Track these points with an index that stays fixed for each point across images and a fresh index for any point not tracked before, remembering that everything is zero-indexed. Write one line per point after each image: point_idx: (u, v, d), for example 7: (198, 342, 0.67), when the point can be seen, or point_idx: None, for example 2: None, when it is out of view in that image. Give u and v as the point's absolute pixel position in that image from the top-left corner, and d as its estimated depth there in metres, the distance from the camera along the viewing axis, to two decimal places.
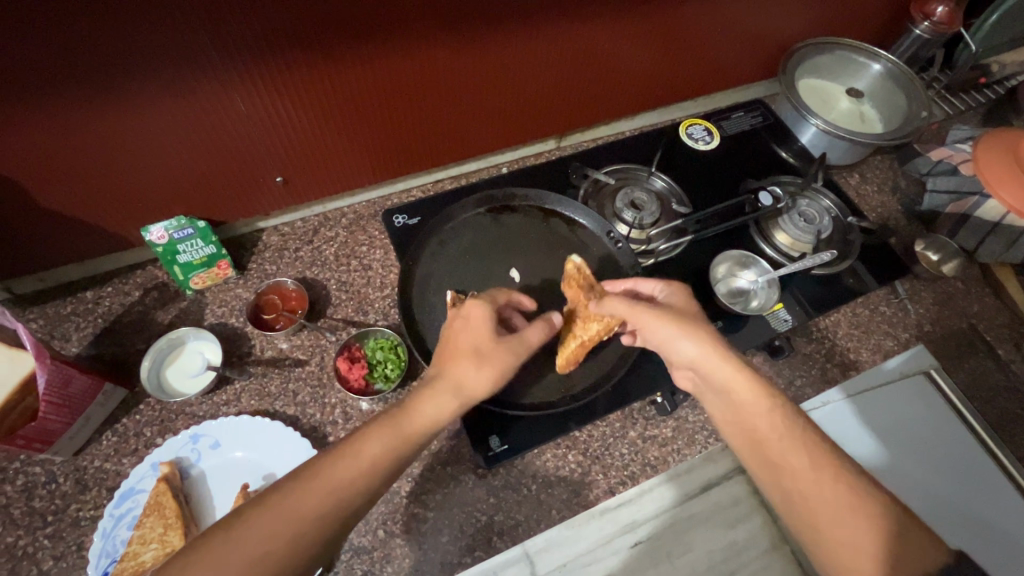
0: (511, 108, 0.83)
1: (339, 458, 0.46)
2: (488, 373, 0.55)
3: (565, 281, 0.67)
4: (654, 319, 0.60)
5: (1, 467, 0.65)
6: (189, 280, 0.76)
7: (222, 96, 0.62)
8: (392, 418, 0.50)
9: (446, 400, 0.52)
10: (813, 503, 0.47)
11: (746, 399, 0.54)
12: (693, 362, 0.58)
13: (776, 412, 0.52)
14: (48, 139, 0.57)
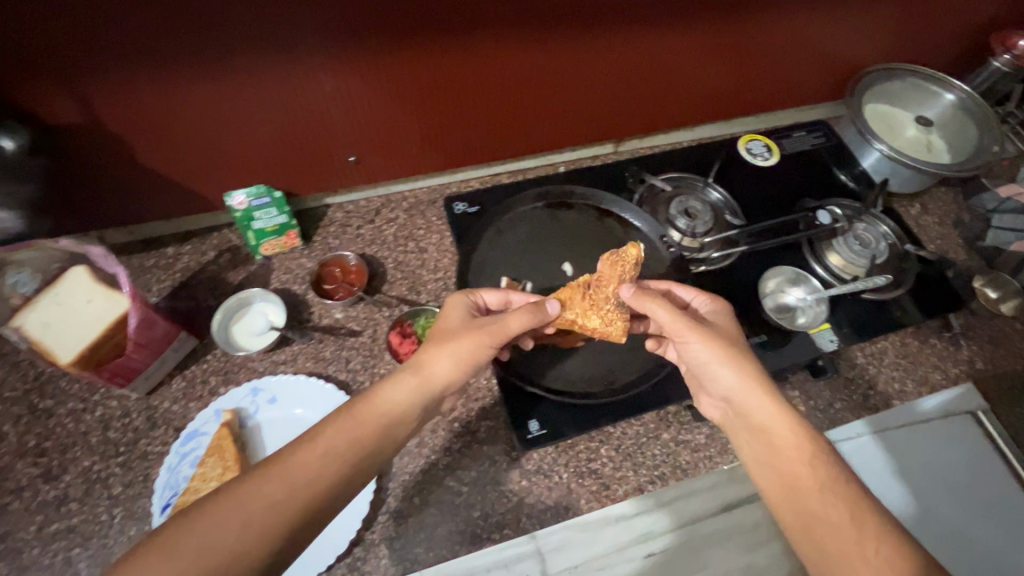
0: (575, 109, 0.85)
1: (300, 444, 0.49)
2: (447, 358, 0.58)
3: (616, 260, 0.64)
4: (692, 340, 0.60)
5: (85, 398, 0.72)
6: (260, 246, 0.82)
7: (313, 76, 0.66)
8: (355, 403, 0.54)
9: (404, 384, 0.56)
10: (829, 526, 0.48)
11: (785, 439, 0.53)
12: (731, 392, 0.58)
13: (817, 457, 0.51)
14: (158, 102, 0.63)
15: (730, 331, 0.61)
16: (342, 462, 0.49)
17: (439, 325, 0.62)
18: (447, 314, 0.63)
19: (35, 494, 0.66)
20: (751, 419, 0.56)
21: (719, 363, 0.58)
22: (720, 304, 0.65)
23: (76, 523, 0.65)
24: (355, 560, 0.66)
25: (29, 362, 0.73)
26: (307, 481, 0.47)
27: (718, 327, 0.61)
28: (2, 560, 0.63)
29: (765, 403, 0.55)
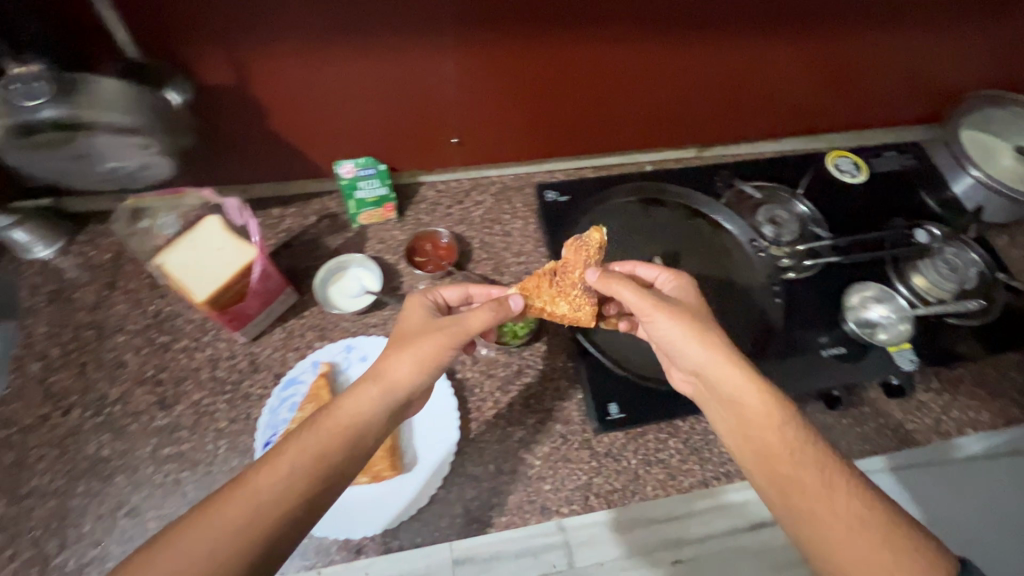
0: (668, 109, 0.88)
1: (261, 467, 0.50)
2: (407, 366, 0.58)
3: (584, 245, 0.68)
4: (660, 325, 0.60)
5: (198, 337, 0.78)
6: (359, 215, 0.87)
7: (437, 58, 0.71)
8: (316, 416, 0.55)
9: (366, 393, 0.56)
10: (805, 493, 0.50)
11: (756, 413, 0.55)
12: (700, 369, 0.59)
13: (790, 425, 0.54)
14: (299, 73, 0.68)
15: (691, 305, 0.62)
16: (307, 470, 0.51)
17: (397, 331, 0.62)
18: (404, 322, 0.63)
19: (151, 418, 0.73)
20: (722, 391, 0.57)
21: (686, 339, 0.59)
22: (682, 278, 0.66)
23: (186, 449, 0.71)
24: (432, 516, 0.69)
25: (149, 301, 0.80)
26: (273, 492, 0.49)
27: (681, 305, 0.62)
28: (121, 473, 0.69)
29: (732, 373, 0.57)
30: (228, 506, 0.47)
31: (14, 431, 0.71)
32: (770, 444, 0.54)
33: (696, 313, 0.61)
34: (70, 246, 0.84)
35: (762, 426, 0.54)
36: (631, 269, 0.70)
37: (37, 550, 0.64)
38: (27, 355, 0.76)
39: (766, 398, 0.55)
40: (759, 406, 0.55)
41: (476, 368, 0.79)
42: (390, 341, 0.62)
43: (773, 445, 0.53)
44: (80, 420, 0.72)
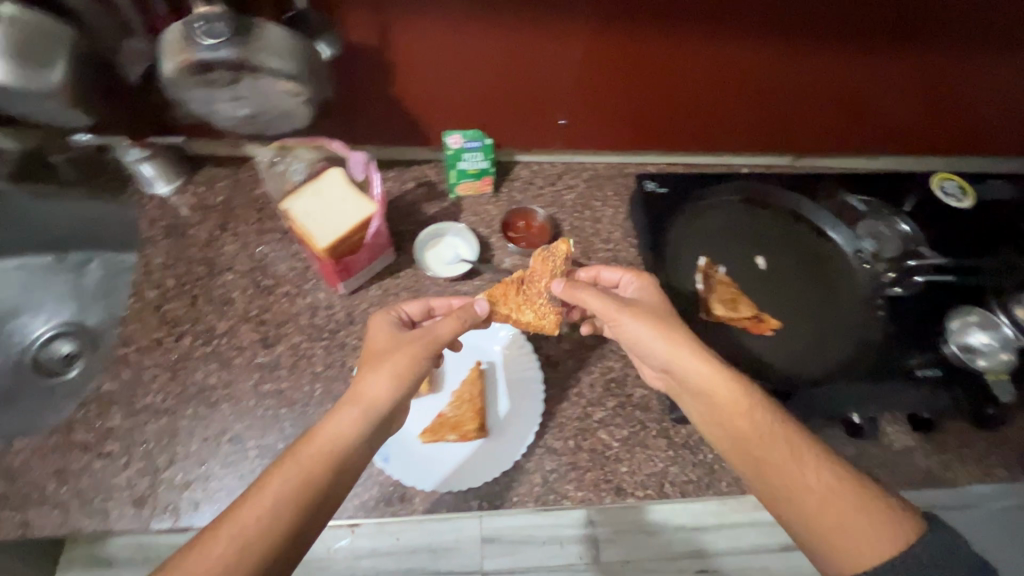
0: (775, 113, 0.88)
1: (245, 501, 0.51)
2: (387, 380, 0.59)
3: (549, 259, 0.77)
4: (628, 324, 0.63)
5: (300, 284, 0.82)
6: (457, 185, 0.89)
7: (568, 39, 0.73)
8: (298, 442, 0.55)
9: (348, 415, 0.57)
10: (781, 467, 0.53)
11: (724, 401, 0.58)
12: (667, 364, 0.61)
13: (757, 409, 0.57)
14: (438, 41, 0.71)
15: (659, 302, 0.66)
16: (297, 487, 0.52)
17: (368, 350, 0.63)
18: (372, 340, 0.64)
19: (254, 354, 0.76)
20: (692, 385, 0.60)
21: (652, 336, 0.61)
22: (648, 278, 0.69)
23: (285, 387, 0.74)
24: (511, 481, 0.71)
25: (255, 245, 0.84)
26: (264, 516, 0.50)
27: (647, 308, 0.65)
28: (226, 402, 0.73)
29: (698, 366, 0.59)
30: (222, 532, 0.49)
31: (132, 350, 0.76)
32: (752, 434, 0.55)
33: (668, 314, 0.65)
34: (186, 185, 0.88)
35: (737, 418, 0.56)
36: (595, 274, 0.74)
37: (149, 461, 0.69)
38: (144, 282, 0.81)
39: (734, 387, 0.58)
40: (733, 395, 0.57)
41: (560, 346, 0.80)
42: (362, 361, 0.63)
43: (749, 430, 0.56)
44: (190, 348, 0.76)
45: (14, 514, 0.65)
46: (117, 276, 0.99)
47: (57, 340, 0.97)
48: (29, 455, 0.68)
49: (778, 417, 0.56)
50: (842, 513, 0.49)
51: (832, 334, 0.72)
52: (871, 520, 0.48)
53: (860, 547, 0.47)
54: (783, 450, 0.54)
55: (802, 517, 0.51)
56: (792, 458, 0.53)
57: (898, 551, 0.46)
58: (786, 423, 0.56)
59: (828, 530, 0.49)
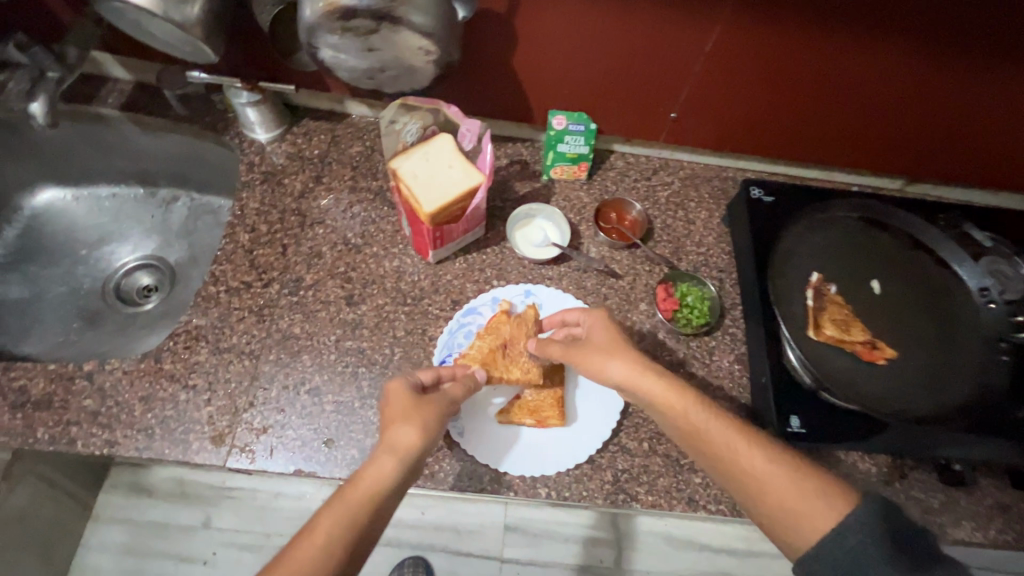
0: (898, 134, 0.83)
1: (295, 548, 0.48)
2: (411, 426, 0.58)
3: (518, 320, 0.74)
4: (582, 355, 0.67)
5: (388, 247, 0.81)
6: (552, 167, 0.86)
7: (703, 31, 0.70)
8: (341, 490, 0.53)
9: (384, 461, 0.56)
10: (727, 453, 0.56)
11: (665, 401, 0.61)
12: (621, 382, 0.64)
13: (692, 406, 0.60)
14: (571, 15, 0.69)
15: (614, 335, 0.68)
16: (346, 529, 0.50)
17: (390, 409, 0.60)
18: (390, 399, 0.61)
19: (338, 310, 0.76)
20: (651, 404, 0.62)
21: (614, 363, 0.65)
22: (603, 313, 0.70)
23: (366, 347, 0.74)
24: (582, 475, 0.69)
25: (347, 203, 0.84)
26: (314, 559, 0.48)
27: (607, 347, 0.67)
28: (307, 353, 0.73)
29: (652, 383, 0.62)
30: None
31: (223, 290, 0.77)
32: (706, 432, 0.58)
33: (630, 348, 0.66)
34: (285, 134, 0.89)
35: (690, 425, 0.59)
36: (559, 320, 0.74)
37: (231, 401, 0.70)
38: (238, 225, 0.81)
39: (682, 391, 0.61)
40: (683, 398, 0.61)
41: (641, 344, 0.78)
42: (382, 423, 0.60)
43: (695, 422, 0.59)
44: (277, 295, 0.77)
45: (102, 432, 0.67)
46: (201, 218, 1.01)
47: (138, 272, 0.99)
48: (121, 377, 0.70)
49: (725, 416, 0.59)
50: (790, 491, 0.52)
51: (946, 376, 0.67)
52: (814, 495, 0.51)
53: (806, 522, 0.50)
54: (730, 440, 0.57)
55: (757, 500, 0.53)
56: (739, 448, 0.56)
57: (838, 521, 0.49)
58: (739, 423, 0.59)
59: (777, 507, 0.52)
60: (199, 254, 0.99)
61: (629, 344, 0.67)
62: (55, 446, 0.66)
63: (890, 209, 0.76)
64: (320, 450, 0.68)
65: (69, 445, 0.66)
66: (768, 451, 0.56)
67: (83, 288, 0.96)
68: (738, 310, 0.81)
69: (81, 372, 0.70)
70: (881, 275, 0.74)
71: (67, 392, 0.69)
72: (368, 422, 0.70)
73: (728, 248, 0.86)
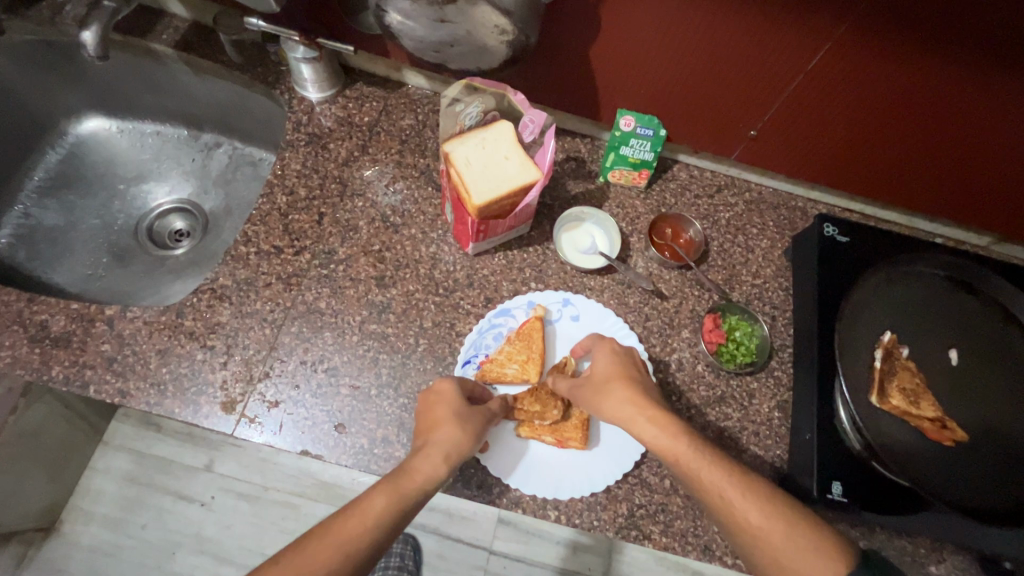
0: (1001, 193, 0.75)
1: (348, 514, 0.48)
2: (460, 430, 0.57)
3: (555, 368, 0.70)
4: (597, 390, 0.62)
5: (426, 231, 0.77)
6: (610, 170, 0.80)
7: (806, 50, 0.63)
8: (391, 477, 0.52)
9: (435, 459, 0.54)
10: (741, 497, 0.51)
11: (664, 440, 0.56)
12: (625, 419, 0.59)
13: (692, 448, 0.55)
14: (664, 15, 0.62)
15: (620, 368, 0.64)
16: (392, 513, 0.49)
17: (437, 416, 0.59)
18: (434, 405, 0.60)
19: (367, 291, 0.73)
20: (650, 444, 0.57)
21: (625, 398, 0.60)
22: (611, 343, 0.67)
23: (389, 333, 0.71)
24: (595, 503, 0.65)
25: (391, 178, 0.80)
26: (359, 539, 0.47)
27: (602, 379, 0.63)
28: (329, 330, 0.70)
29: (652, 427, 0.57)
30: (322, 547, 0.46)
31: (253, 251, 0.74)
32: (698, 476, 0.53)
33: (626, 379, 0.62)
34: (337, 97, 0.84)
35: (681, 467, 0.54)
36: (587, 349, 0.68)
37: (247, 368, 0.67)
38: (277, 185, 0.78)
39: (677, 431, 0.56)
40: (677, 437, 0.56)
41: (679, 375, 0.72)
42: (428, 423, 0.58)
43: (686, 463, 0.54)
44: (307, 265, 0.74)
45: (115, 380, 0.66)
46: (241, 168, 0.98)
47: (172, 215, 0.97)
48: (140, 327, 0.68)
49: (725, 464, 0.54)
50: (790, 546, 0.48)
51: (1014, 465, 0.62)
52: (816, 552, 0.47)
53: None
54: (727, 491, 0.52)
55: (752, 552, 0.49)
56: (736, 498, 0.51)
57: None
58: (738, 472, 0.53)
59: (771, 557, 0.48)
60: (234, 206, 0.97)
61: (629, 373, 0.63)
62: (69, 386, 0.65)
63: (983, 272, 0.69)
64: (328, 433, 0.65)
65: (82, 388, 0.65)
66: (769, 498, 0.51)
67: (116, 223, 0.94)
68: (788, 353, 0.75)
69: (103, 315, 0.68)
70: (959, 343, 0.67)
71: (86, 334, 0.67)
72: (381, 412, 0.67)
73: (786, 284, 0.79)
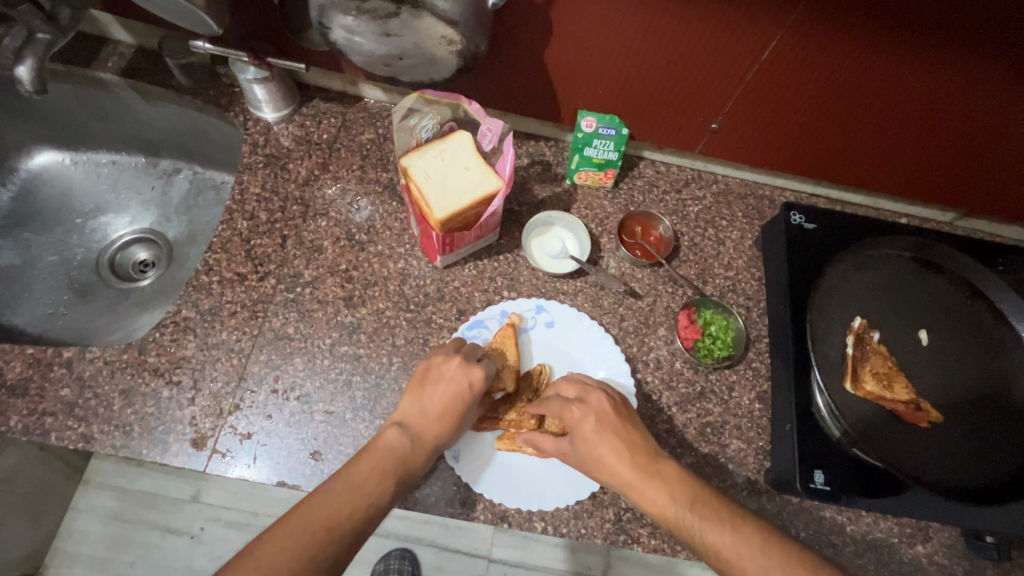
0: (962, 166, 0.76)
1: (345, 476, 0.51)
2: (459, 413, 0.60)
3: (529, 381, 0.69)
4: (582, 442, 0.57)
5: (394, 246, 0.76)
6: (577, 172, 0.79)
7: (759, 39, 0.63)
8: (391, 453, 0.55)
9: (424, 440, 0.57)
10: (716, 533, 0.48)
11: (645, 486, 0.53)
12: (612, 473, 0.55)
13: (666, 489, 0.52)
14: (612, 12, 0.62)
15: (608, 422, 0.58)
16: (389, 482, 0.52)
17: (445, 405, 0.59)
18: (451, 394, 0.60)
19: (336, 312, 0.72)
20: (634, 493, 0.54)
21: (614, 454, 0.55)
22: (592, 400, 0.60)
23: (361, 354, 0.70)
24: (581, 511, 0.65)
25: (355, 195, 0.79)
26: (354, 504, 0.49)
27: (588, 461, 0.57)
28: (299, 356, 0.69)
29: (633, 473, 0.54)
30: (326, 501, 0.49)
31: (216, 280, 0.72)
32: (702, 536, 0.49)
33: (615, 431, 0.57)
34: (293, 115, 0.83)
35: (688, 533, 0.50)
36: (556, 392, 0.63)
37: (216, 402, 0.65)
38: (237, 210, 0.76)
39: (672, 486, 0.53)
40: (670, 496, 0.52)
41: (657, 373, 0.72)
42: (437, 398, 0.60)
43: (686, 523, 0.50)
44: (272, 291, 0.72)
45: (77, 426, 0.63)
46: (203, 193, 0.95)
47: (135, 246, 0.94)
48: (101, 367, 0.66)
49: (726, 519, 0.49)
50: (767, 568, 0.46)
51: (988, 441, 0.63)
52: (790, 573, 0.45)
53: None
54: (735, 548, 0.47)
55: None
56: (744, 554, 0.47)
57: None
58: (740, 523, 0.49)
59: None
60: (198, 233, 0.94)
61: (616, 448, 0.56)
62: (28, 436, 0.62)
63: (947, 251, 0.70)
64: (305, 462, 0.63)
65: (43, 437, 0.62)
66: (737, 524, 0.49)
67: (76, 258, 0.91)
68: (764, 343, 0.75)
69: (61, 359, 0.66)
70: (930, 323, 0.68)
71: (44, 380, 0.65)
72: (357, 435, 0.65)
73: (758, 274, 0.79)
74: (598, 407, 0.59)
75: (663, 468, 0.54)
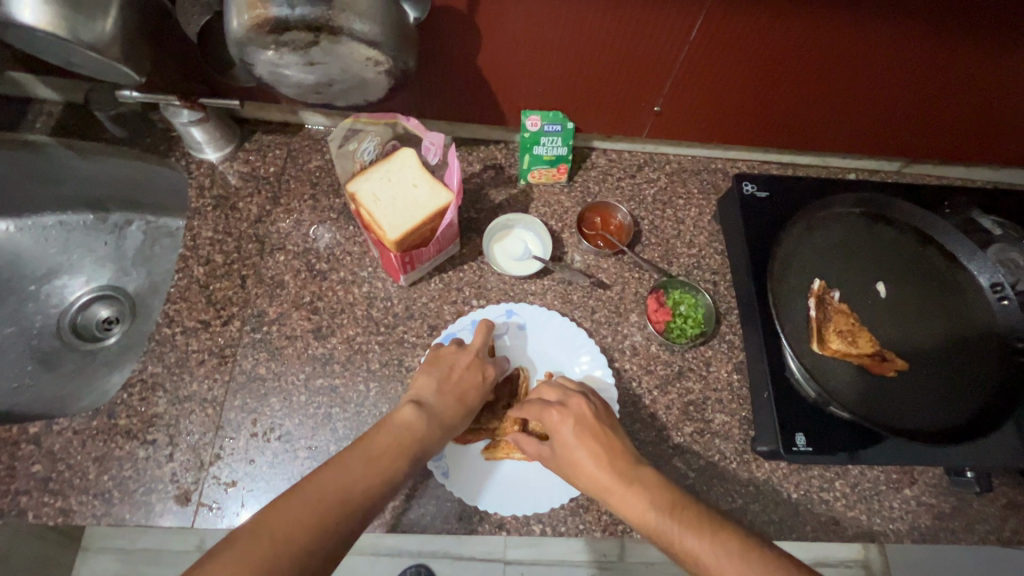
0: (900, 116, 0.78)
1: (360, 450, 0.51)
2: (471, 399, 0.61)
3: (512, 387, 0.69)
4: (562, 447, 0.57)
5: (356, 270, 0.75)
6: (529, 171, 0.79)
7: (683, 19, 0.63)
8: (403, 431, 0.54)
9: (436, 421, 0.57)
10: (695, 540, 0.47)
11: (624, 489, 0.53)
12: (592, 480, 0.55)
13: (643, 493, 0.52)
14: (534, 11, 0.62)
15: (586, 425, 0.58)
16: (403, 460, 0.52)
17: (460, 389, 0.61)
18: (467, 382, 0.62)
19: (306, 345, 0.71)
20: (612, 499, 0.53)
21: (591, 460, 0.55)
22: (570, 401, 0.60)
23: (337, 385, 0.69)
24: (577, 507, 0.65)
25: (309, 224, 0.77)
26: (368, 478, 0.48)
27: (568, 468, 0.57)
28: (275, 396, 0.68)
29: (611, 479, 0.54)
30: (340, 471, 0.48)
31: (179, 331, 0.70)
32: (681, 542, 0.48)
33: (595, 433, 0.57)
34: (237, 152, 0.81)
35: (667, 541, 0.49)
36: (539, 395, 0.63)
37: (195, 455, 0.64)
38: (191, 257, 0.75)
39: (651, 491, 0.52)
40: (650, 502, 0.51)
41: (634, 360, 0.73)
42: (450, 382, 0.61)
43: (668, 531, 0.49)
44: (238, 333, 0.71)
45: (54, 501, 0.62)
46: (158, 241, 0.93)
47: (95, 305, 0.91)
48: (71, 438, 0.64)
49: (706, 527, 0.48)
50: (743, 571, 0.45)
51: (954, 380, 0.65)
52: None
53: None
54: (713, 553, 0.46)
55: None
56: (722, 559, 0.45)
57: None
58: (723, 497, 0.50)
59: None
60: (159, 282, 0.92)
61: (594, 453, 0.56)
62: (4, 519, 0.61)
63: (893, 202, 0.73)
64: None
65: (19, 517, 0.61)
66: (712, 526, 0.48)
67: (34, 326, 0.88)
68: (734, 315, 0.76)
69: (27, 435, 0.64)
70: (886, 273, 0.71)
71: (13, 458, 0.63)
72: None
73: (720, 247, 0.81)
74: (578, 407, 0.60)
75: (641, 471, 0.54)
